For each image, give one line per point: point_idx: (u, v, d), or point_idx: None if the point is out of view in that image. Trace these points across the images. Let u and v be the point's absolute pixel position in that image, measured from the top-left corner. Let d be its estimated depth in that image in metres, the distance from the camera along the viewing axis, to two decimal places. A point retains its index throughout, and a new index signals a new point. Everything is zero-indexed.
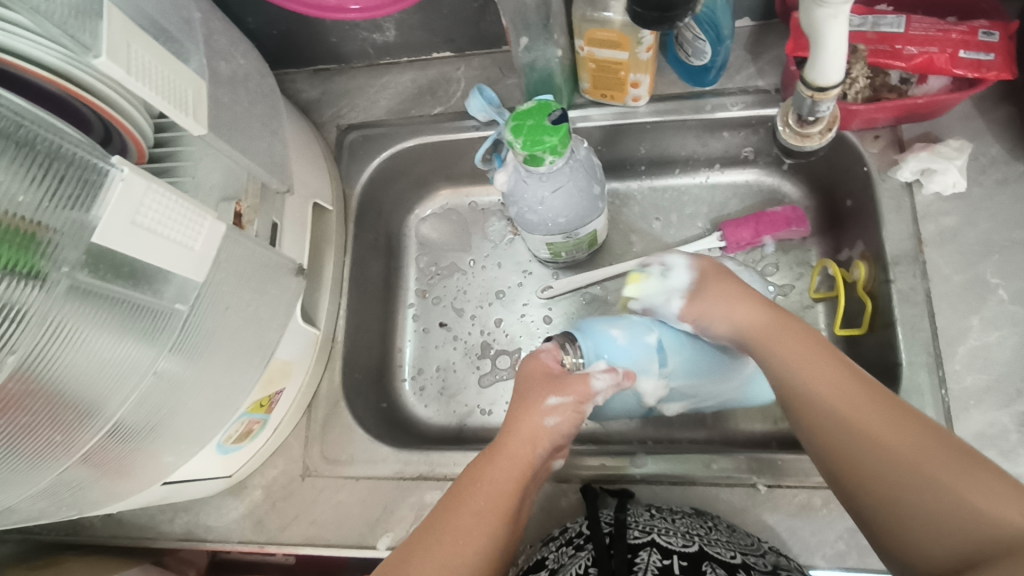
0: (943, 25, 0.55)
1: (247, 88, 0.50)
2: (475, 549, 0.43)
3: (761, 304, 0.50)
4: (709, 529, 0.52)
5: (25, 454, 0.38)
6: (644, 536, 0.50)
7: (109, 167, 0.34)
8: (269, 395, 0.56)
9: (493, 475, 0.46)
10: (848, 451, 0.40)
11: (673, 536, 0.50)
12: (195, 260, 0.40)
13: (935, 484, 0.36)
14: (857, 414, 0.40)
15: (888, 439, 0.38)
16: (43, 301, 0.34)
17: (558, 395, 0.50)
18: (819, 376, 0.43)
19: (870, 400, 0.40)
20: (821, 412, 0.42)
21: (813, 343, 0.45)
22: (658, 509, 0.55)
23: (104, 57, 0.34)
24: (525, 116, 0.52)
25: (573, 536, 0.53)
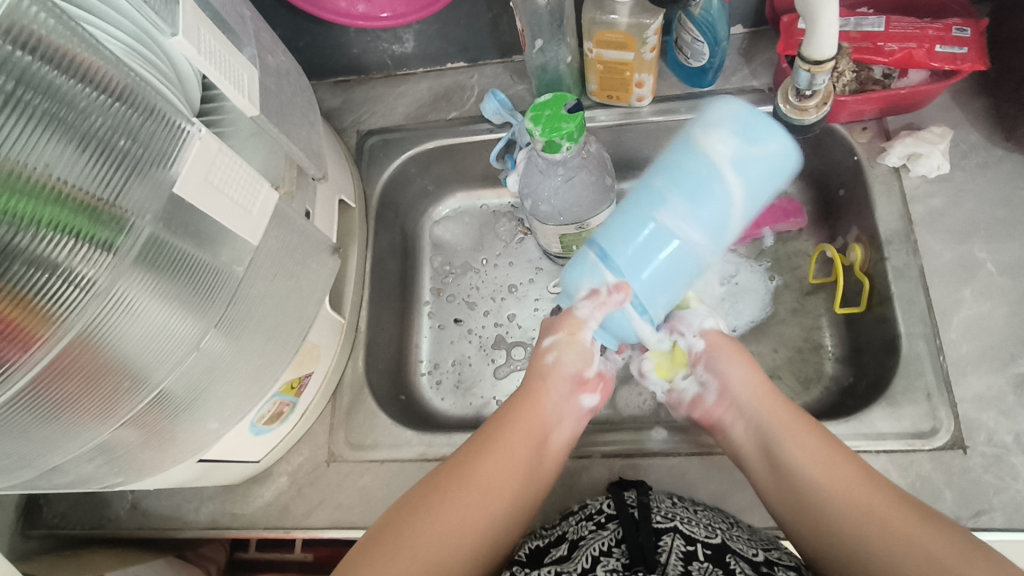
0: (920, 23, 0.60)
1: (289, 82, 0.54)
2: (493, 506, 0.52)
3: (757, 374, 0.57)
4: (729, 524, 0.54)
5: (84, 418, 0.40)
6: (669, 521, 0.52)
7: (188, 126, 0.38)
8: (299, 377, 0.59)
9: (516, 419, 0.56)
10: (849, 520, 0.47)
11: (696, 526, 0.52)
12: (252, 223, 0.44)
13: (885, 523, 0.46)
14: (825, 461, 0.50)
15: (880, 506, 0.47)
16: (112, 268, 0.36)
17: (552, 334, 0.58)
18: (815, 459, 0.50)
19: (832, 453, 0.51)
20: (794, 453, 0.51)
21: (804, 426, 0.53)
22: (679, 498, 0.56)
23: (179, 36, 0.38)
24: (544, 107, 0.56)
25: (594, 512, 0.55)
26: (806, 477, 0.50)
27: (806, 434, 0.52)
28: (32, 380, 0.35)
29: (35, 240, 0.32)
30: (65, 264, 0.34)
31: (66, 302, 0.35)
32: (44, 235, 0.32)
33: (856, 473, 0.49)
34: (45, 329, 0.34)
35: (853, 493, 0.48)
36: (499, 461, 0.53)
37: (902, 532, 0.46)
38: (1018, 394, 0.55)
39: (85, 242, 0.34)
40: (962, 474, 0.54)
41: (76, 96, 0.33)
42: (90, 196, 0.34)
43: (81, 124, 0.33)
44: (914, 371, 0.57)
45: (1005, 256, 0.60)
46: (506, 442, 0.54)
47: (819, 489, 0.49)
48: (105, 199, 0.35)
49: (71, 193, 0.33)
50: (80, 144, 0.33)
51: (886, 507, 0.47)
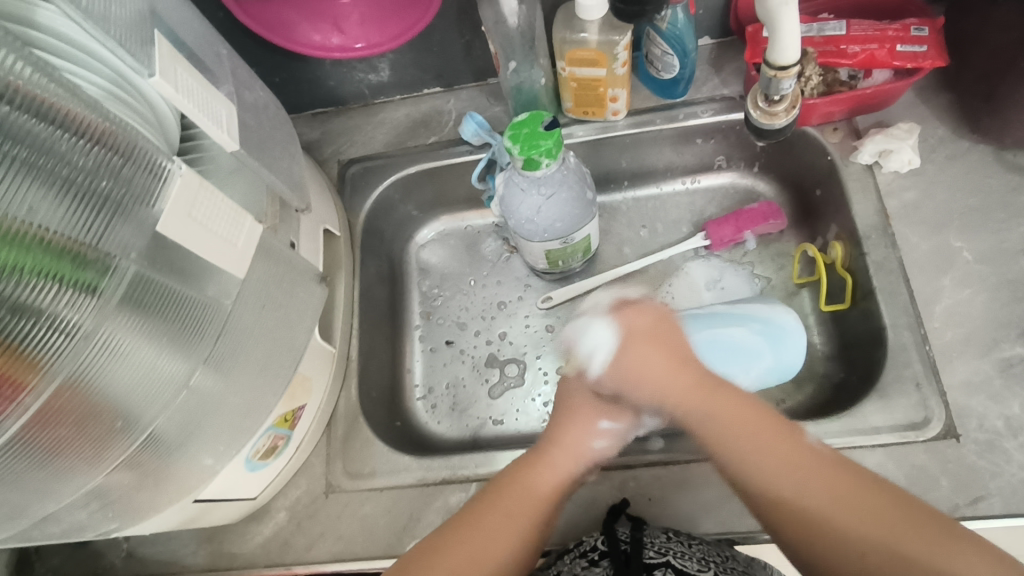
0: (879, 25, 0.62)
1: (268, 116, 0.55)
2: (503, 554, 0.48)
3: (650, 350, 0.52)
4: (725, 557, 0.53)
5: (68, 465, 0.39)
6: (660, 556, 0.52)
7: (169, 164, 0.38)
8: (293, 409, 0.58)
9: (526, 485, 0.52)
10: (811, 510, 0.42)
11: (688, 560, 0.52)
12: (238, 256, 0.44)
13: (840, 514, 0.41)
14: (743, 434, 0.46)
15: (847, 486, 0.42)
16: (97, 312, 0.36)
17: (611, 420, 0.57)
18: (728, 420, 0.47)
19: (749, 422, 0.47)
20: (718, 434, 0.47)
21: (705, 393, 0.49)
22: (675, 532, 0.55)
23: (157, 75, 0.38)
24: (521, 125, 0.57)
25: (587, 549, 0.55)
26: (743, 444, 0.46)
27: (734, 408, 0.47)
28: (21, 431, 0.35)
29: (17, 286, 0.32)
30: (50, 310, 0.34)
31: (53, 349, 0.35)
32: (26, 280, 0.32)
33: (796, 442, 0.45)
34: (31, 377, 0.34)
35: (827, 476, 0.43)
36: (502, 516, 0.50)
37: (862, 509, 0.41)
38: (1005, 378, 0.56)
39: (69, 286, 0.34)
40: (957, 462, 0.54)
41: (56, 141, 0.33)
42: (75, 240, 0.34)
43: (61, 170, 0.33)
44: (902, 362, 0.58)
45: (980, 243, 0.61)
46: (509, 500, 0.51)
47: (769, 480, 0.44)
48: (88, 243, 0.35)
49: (55, 240, 0.33)
50: (62, 189, 0.34)
51: (856, 480, 0.42)
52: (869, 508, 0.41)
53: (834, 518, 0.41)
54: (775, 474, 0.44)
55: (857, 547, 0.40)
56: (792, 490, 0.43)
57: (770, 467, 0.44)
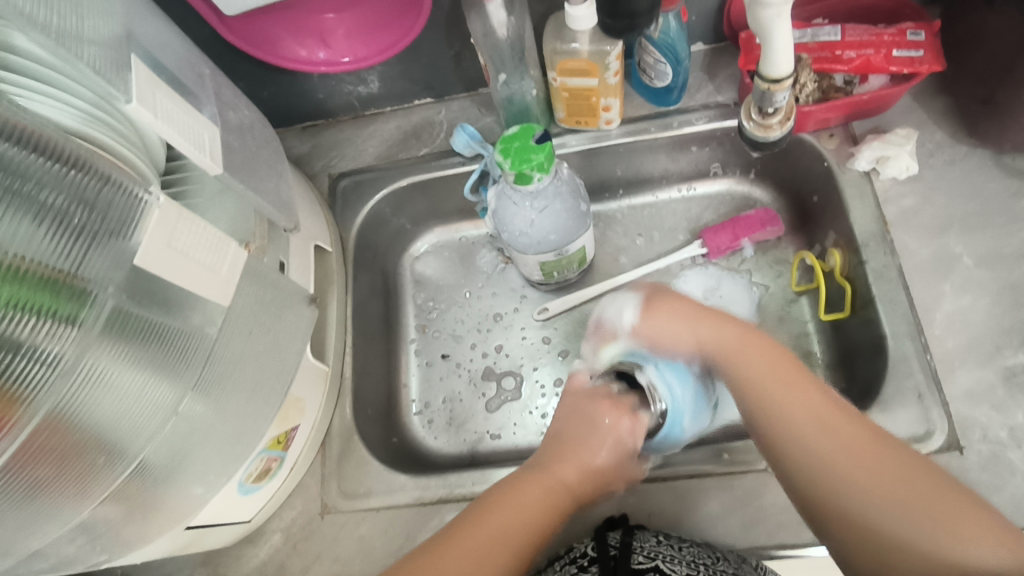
0: (875, 30, 0.61)
1: (253, 135, 0.54)
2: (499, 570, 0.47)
3: (689, 314, 0.55)
4: (717, 558, 0.52)
5: (57, 500, 0.38)
6: (650, 561, 0.51)
7: (146, 195, 0.37)
8: (285, 431, 0.57)
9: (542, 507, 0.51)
10: (849, 485, 0.44)
11: (678, 564, 0.51)
12: (221, 283, 0.43)
13: (880, 497, 0.43)
14: (813, 413, 0.47)
15: (891, 467, 0.44)
16: (79, 341, 0.35)
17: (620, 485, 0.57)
18: (797, 402, 0.48)
19: (816, 405, 0.48)
20: (777, 412, 0.49)
21: (784, 367, 0.50)
22: (666, 535, 0.55)
23: (134, 102, 0.37)
24: (512, 139, 0.56)
25: (578, 556, 0.54)
26: (803, 423, 0.47)
27: (777, 362, 0.51)
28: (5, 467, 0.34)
29: None
30: (28, 342, 0.33)
31: (35, 380, 0.34)
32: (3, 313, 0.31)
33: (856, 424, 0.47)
34: (11, 412, 0.33)
35: (846, 440, 0.46)
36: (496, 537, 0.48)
37: (898, 487, 0.43)
38: (1008, 387, 0.55)
39: (49, 317, 0.33)
40: (962, 473, 0.53)
41: (29, 167, 0.32)
42: (51, 269, 0.33)
43: (35, 196, 0.32)
44: (903, 371, 0.57)
45: (980, 249, 0.60)
46: (501, 517, 0.49)
47: (816, 454, 0.46)
48: (65, 271, 0.34)
49: (31, 268, 0.32)
50: (38, 217, 0.33)
51: (900, 462, 0.44)
52: (909, 491, 0.43)
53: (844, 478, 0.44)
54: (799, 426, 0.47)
55: (869, 513, 0.43)
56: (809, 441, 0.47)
57: (823, 444, 0.46)
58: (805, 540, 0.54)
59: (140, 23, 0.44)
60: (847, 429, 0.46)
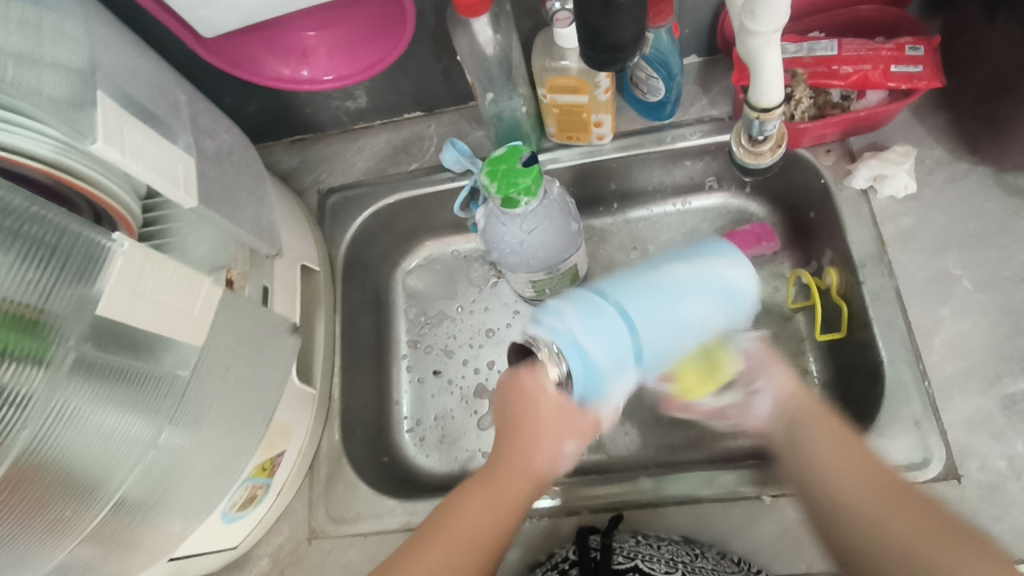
0: (872, 44, 0.59)
1: (233, 160, 0.53)
2: None
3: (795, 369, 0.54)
4: (694, 555, 0.53)
5: (29, 540, 0.36)
6: (629, 562, 0.53)
7: (109, 242, 0.35)
8: (271, 458, 0.56)
9: (471, 519, 0.47)
10: (881, 540, 0.41)
11: (657, 564, 0.52)
12: (193, 325, 0.41)
13: (910, 555, 0.39)
14: (854, 472, 0.45)
15: (923, 524, 0.41)
16: (47, 381, 0.34)
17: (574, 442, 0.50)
18: (845, 457, 0.46)
19: (864, 463, 0.45)
20: (817, 474, 0.46)
21: (838, 431, 0.48)
22: (644, 535, 0.56)
23: (100, 142, 0.36)
24: (499, 161, 0.55)
25: (559, 561, 0.55)
26: (827, 479, 0.46)
27: (833, 432, 0.48)
28: None
29: None
30: None
31: (0, 423, 0.32)
32: None
33: (897, 490, 0.43)
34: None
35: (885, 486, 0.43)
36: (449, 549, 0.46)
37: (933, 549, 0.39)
38: (1008, 415, 0.54)
39: (13, 358, 0.32)
40: (959, 505, 0.52)
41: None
42: (16, 304, 0.32)
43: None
44: (901, 398, 0.56)
45: (980, 271, 0.59)
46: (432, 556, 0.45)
47: (845, 508, 0.44)
48: (32, 305, 0.33)
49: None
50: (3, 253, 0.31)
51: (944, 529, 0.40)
52: (945, 551, 0.39)
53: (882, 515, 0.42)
54: (834, 469, 0.46)
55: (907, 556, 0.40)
56: (842, 480, 0.45)
57: (858, 496, 0.43)
58: (799, 570, 0.53)
59: (110, 58, 0.43)
60: (883, 494, 0.43)
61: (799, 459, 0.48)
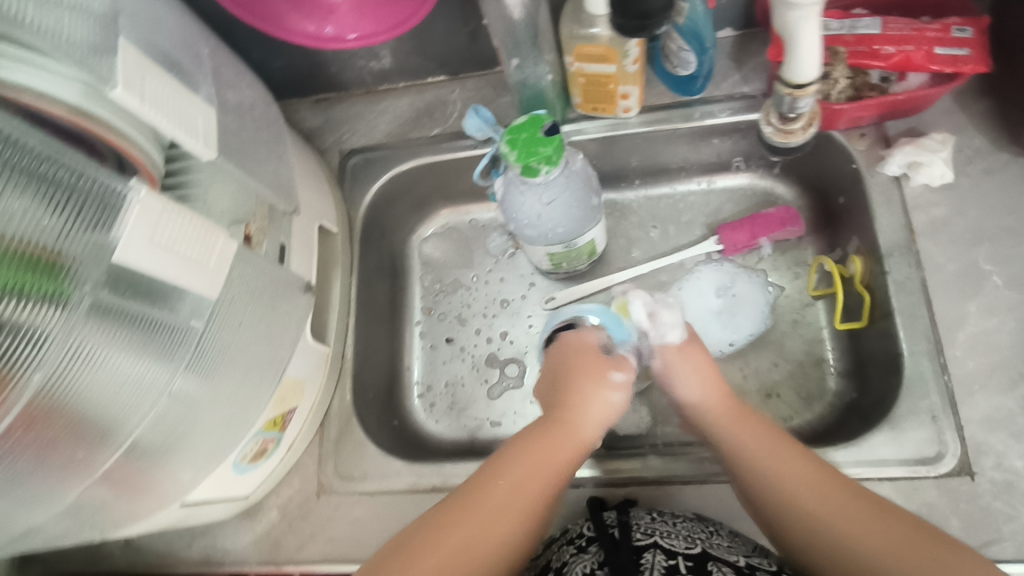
0: (917, 24, 0.57)
1: (253, 116, 0.53)
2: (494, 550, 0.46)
3: (714, 378, 0.58)
4: (710, 532, 0.51)
5: (50, 470, 0.38)
6: (648, 537, 0.50)
7: (125, 190, 0.35)
8: (283, 412, 0.57)
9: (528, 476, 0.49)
10: (844, 529, 0.44)
11: (676, 539, 0.50)
12: (209, 277, 0.41)
13: (872, 545, 0.43)
14: (791, 467, 0.48)
15: (863, 508, 0.45)
16: (64, 322, 0.34)
17: (622, 372, 0.56)
18: (779, 455, 0.50)
19: (797, 457, 0.49)
20: (771, 477, 0.49)
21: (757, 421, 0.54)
22: (660, 512, 0.54)
23: (120, 89, 0.36)
24: (519, 130, 0.54)
25: (574, 535, 0.53)
26: (782, 480, 0.48)
27: (756, 430, 0.53)
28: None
29: None
30: (10, 321, 0.32)
31: (17, 359, 0.33)
32: None
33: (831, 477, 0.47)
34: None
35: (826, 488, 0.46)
36: (502, 514, 0.47)
37: (880, 526, 0.44)
38: None
39: (30, 298, 0.33)
40: (970, 501, 0.51)
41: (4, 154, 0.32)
42: (37, 246, 0.33)
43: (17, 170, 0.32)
44: (918, 392, 0.55)
45: (1012, 267, 0.57)
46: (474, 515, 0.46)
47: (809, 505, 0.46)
48: (50, 247, 0.33)
49: (11, 246, 0.31)
50: (22, 195, 0.32)
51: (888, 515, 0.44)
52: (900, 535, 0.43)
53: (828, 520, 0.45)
54: (785, 476, 0.48)
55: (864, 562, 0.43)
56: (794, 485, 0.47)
57: (813, 492, 0.47)
58: None
59: (134, 5, 0.43)
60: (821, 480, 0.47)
61: (743, 458, 0.51)
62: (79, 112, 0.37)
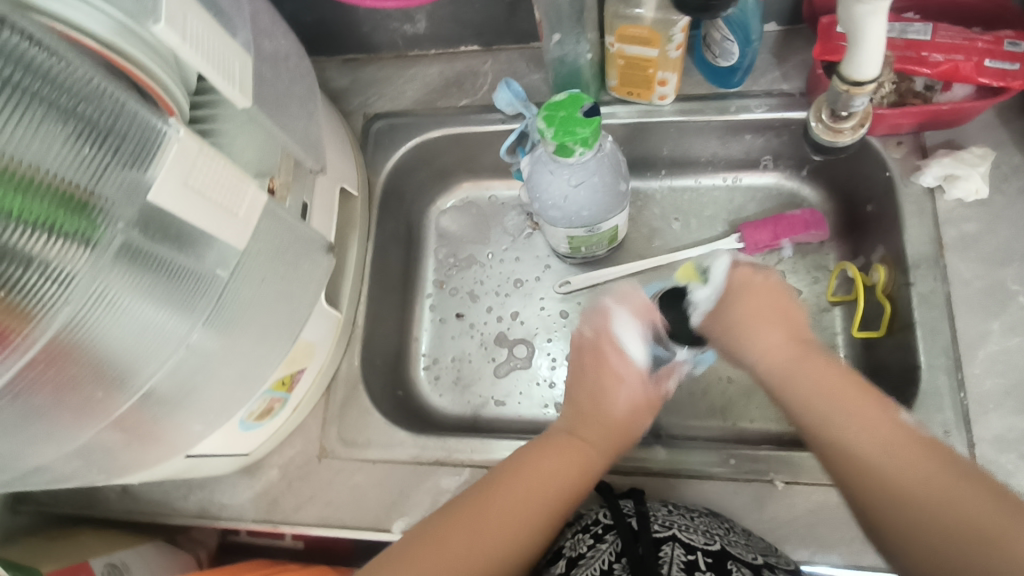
0: (968, 34, 0.56)
1: (288, 68, 0.51)
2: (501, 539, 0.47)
3: (782, 338, 0.50)
4: (726, 529, 0.51)
5: (67, 407, 0.37)
6: (666, 530, 0.50)
7: (164, 127, 0.34)
8: (292, 373, 0.57)
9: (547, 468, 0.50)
10: (911, 489, 0.40)
11: (694, 533, 0.50)
12: (238, 227, 0.40)
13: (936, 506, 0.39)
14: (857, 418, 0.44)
15: (935, 472, 0.40)
16: (92, 264, 0.34)
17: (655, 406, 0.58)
18: (846, 405, 0.45)
19: (863, 406, 0.45)
20: (829, 426, 0.45)
21: (840, 379, 0.46)
22: (674, 505, 0.54)
23: (162, 23, 0.35)
24: (558, 107, 0.53)
25: (590, 523, 0.53)
26: (843, 428, 0.44)
27: (851, 400, 0.45)
28: (16, 376, 0.33)
29: (5, 229, 0.30)
30: (40, 257, 0.32)
31: (45, 296, 0.32)
32: (14, 225, 0.30)
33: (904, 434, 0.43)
34: (18, 325, 0.32)
35: (918, 453, 0.41)
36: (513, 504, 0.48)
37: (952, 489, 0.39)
38: None
39: (61, 234, 0.32)
40: None
41: (37, 88, 0.30)
42: (68, 184, 0.32)
43: (52, 104, 0.31)
44: (933, 406, 0.54)
45: None
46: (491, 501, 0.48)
47: (870, 457, 0.42)
48: (82, 185, 0.32)
49: (44, 180, 0.31)
50: (56, 129, 0.31)
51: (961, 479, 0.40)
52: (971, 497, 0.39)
53: (918, 487, 0.40)
54: (851, 426, 0.44)
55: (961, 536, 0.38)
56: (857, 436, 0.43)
57: (872, 446, 0.43)
58: (801, 558, 0.53)
59: None
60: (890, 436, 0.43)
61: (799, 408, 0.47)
62: (109, 48, 0.36)
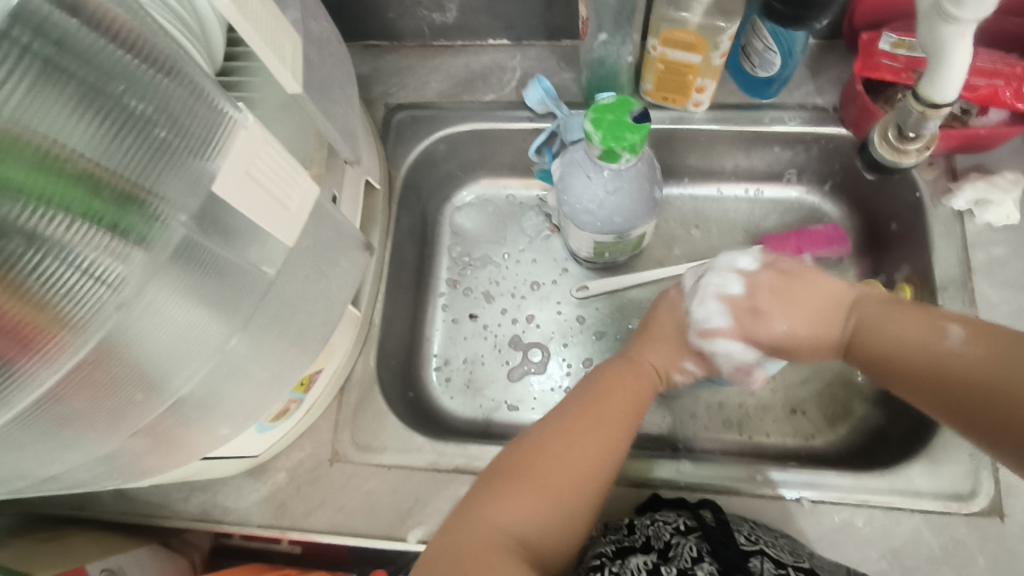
0: (1008, 60, 0.56)
1: (329, 52, 0.49)
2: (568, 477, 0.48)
3: (802, 304, 0.49)
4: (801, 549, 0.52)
5: (101, 417, 0.34)
6: (755, 544, 0.50)
7: (234, 112, 0.32)
8: (311, 373, 0.54)
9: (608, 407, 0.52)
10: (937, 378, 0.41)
11: (781, 550, 0.50)
12: (289, 221, 0.38)
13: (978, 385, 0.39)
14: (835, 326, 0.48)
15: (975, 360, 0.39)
16: (144, 265, 0.31)
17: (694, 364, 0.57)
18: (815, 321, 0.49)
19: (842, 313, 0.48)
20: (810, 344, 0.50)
21: (813, 304, 0.49)
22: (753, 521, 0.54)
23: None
24: (607, 110, 0.51)
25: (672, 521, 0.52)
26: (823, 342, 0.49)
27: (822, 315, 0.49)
28: (54, 387, 0.30)
29: (65, 230, 0.27)
30: (96, 258, 0.29)
31: (92, 298, 0.29)
32: (74, 225, 0.27)
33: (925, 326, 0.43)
34: (66, 332, 0.29)
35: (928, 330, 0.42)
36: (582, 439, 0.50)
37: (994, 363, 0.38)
38: None
39: (117, 234, 0.29)
40: (997, 540, 0.52)
41: (99, 79, 0.27)
42: (127, 180, 0.29)
43: (114, 92, 0.28)
44: None
45: None
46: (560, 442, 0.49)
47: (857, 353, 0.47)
48: (138, 181, 0.29)
49: (103, 176, 0.28)
50: (117, 120, 0.28)
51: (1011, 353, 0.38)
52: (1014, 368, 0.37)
53: (956, 369, 0.40)
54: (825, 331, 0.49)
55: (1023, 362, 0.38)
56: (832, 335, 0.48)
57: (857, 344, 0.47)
58: None
59: None
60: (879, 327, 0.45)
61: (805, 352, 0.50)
62: None
